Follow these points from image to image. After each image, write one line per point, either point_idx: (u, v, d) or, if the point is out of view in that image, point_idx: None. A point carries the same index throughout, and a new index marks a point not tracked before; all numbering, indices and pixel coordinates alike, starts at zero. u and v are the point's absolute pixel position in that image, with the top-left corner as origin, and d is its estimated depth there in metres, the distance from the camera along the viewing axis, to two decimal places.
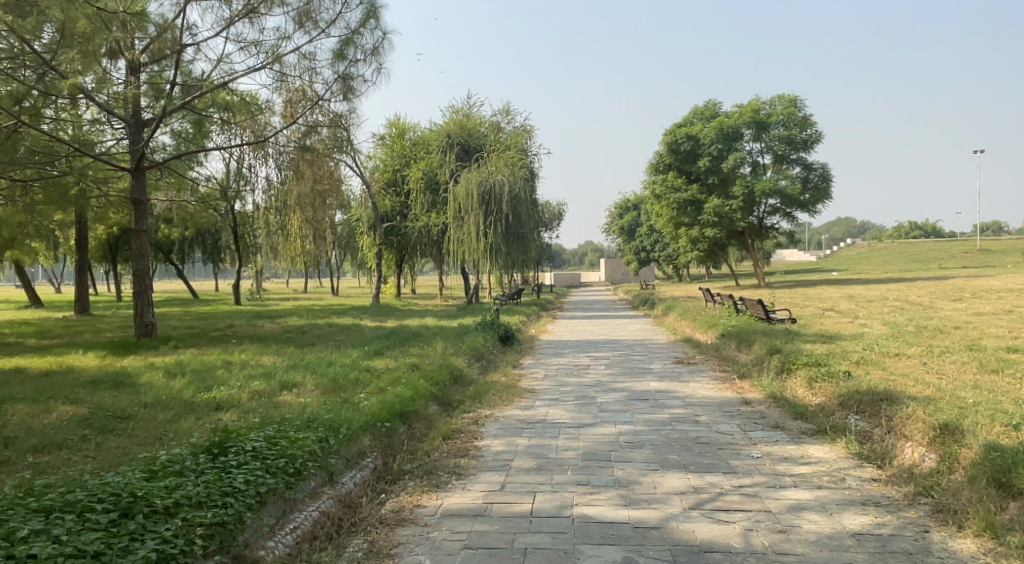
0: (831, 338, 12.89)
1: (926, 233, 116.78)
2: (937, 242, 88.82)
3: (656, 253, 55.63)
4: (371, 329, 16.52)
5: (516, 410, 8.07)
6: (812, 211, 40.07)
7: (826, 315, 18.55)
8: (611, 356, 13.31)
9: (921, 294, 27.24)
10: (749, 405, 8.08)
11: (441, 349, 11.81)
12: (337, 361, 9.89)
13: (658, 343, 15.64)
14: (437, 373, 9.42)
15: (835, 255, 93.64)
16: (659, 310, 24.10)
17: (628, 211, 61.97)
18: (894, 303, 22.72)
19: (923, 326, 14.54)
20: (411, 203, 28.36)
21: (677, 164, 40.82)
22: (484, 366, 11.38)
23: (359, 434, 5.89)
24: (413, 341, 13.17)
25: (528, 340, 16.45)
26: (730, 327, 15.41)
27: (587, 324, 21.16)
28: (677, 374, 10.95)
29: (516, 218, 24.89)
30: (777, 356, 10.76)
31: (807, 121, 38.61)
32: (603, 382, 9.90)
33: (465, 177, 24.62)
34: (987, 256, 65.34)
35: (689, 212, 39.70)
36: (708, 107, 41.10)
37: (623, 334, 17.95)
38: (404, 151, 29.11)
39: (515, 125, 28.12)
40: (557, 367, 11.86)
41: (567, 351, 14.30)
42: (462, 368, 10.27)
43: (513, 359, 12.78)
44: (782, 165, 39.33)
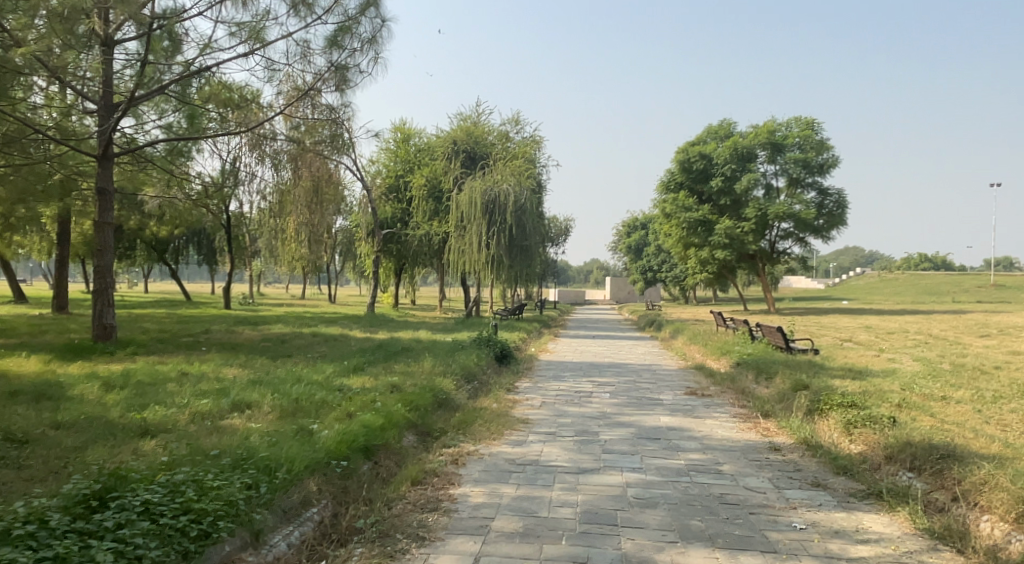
0: (859, 373, 11.73)
1: (937, 265, 115.42)
2: (948, 275, 87.42)
3: (664, 274, 54.39)
4: (358, 340, 15.39)
5: (505, 445, 6.90)
6: (827, 237, 38.89)
7: (846, 346, 17.41)
8: (616, 382, 12.14)
9: (942, 328, 26.04)
10: (779, 454, 6.90)
11: (428, 368, 10.66)
12: (306, 377, 8.72)
13: (666, 369, 14.47)
14: (419, 396, 8.24)
15: (844, 284, 92.33)
16: (667, 332, 22.94)
17: (636, 230, 60.86)
18: (917, 337, 21.52)
19: (957, 365, 13.37)
20: (413, 210, 27.29)
21: (689, 183, 39.67)
22: (476, 389, 10.24)
23: (305, 475, 4.76)
24: (400, 358, 12.01)
25: (526, 360, 15.30)
26: (746, 355, 14.23)
27: (591, 344, 19.99)
28: (690, 406, 9.78)
29: (520, 229, 23.80)
30: (805, 393, 9.58)
31: (824, 145, 37.52)
32: (608, 415, 8.75)
33: (469, 185, 23.58)
34: (1000, 292, 64.04)
35: (700, 233, 38.53)
36: (723, 126, 40.03)
37: (629, 357, 16.78)
38: (408, 157, 28.08)
39: (523, 135, 27.10)
40: (557, 393, 10.70)
41: (568, 375, 13.15)
42: (447, 390, 9.12)
43: (508, 381, 11.62)
44: (797, 188, 38.22)
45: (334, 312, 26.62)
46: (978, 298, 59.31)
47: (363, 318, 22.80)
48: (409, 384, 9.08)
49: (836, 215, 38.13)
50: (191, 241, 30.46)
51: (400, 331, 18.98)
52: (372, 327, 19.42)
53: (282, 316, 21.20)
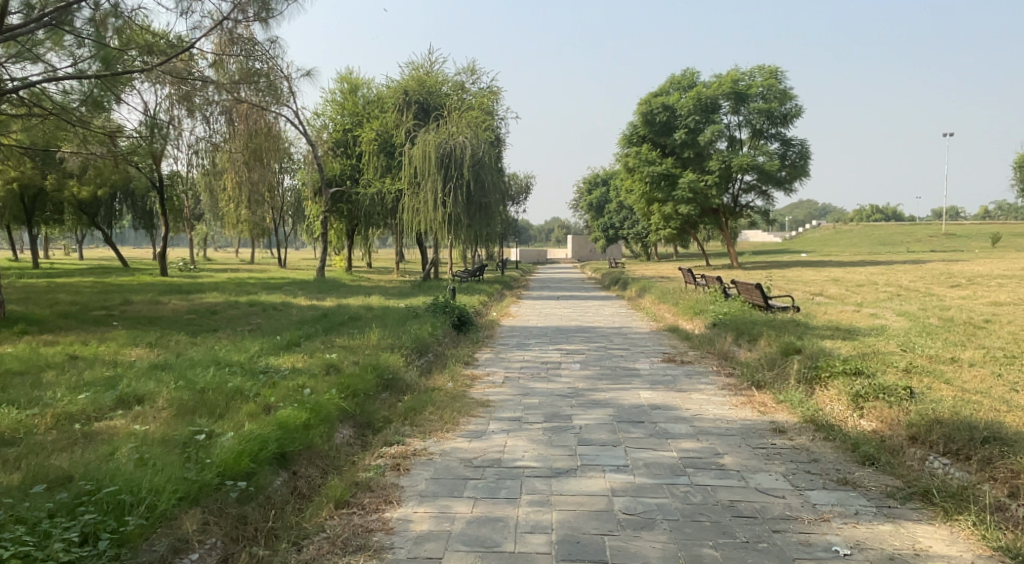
0: (849, 332, 10.76)
1: (888, 216, 117.09)
2: (900, 226, 88.59)
3: (626, 231, 53.52)
4: (301, 309, 13.99)
5: (460, 439, 5.68)
6: (790, 189, 38.19)
7: (822, 302, 16.54)
8: (585, 349, 10.99)
9: (910, 279, 25.57)
10: (786, 438, 5.80)
11: (374, 341, 9.37)
12: (224, 359, 7.35)
13: (638, 332, 13.38)
14: (357, 377, 6.98)
15: (802, 236, 92.81)
16: (633, 291, 21.93)
17: (597, 186, 59.71)
18: (888, 290, 20.90)
19: (946, 320, 12.53)
20: (363, 165, 25.65)
21: (652, 136, 38.43)
22: (428, 364, 8.99)
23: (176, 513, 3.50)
24: (343, 329, 10.68)
25: (487, 326, 14.08)
26: (722, 315, 13.24)
27: (555, 307, 18.83)
28: (672, 378, 8.65)
29: (478, 185, 22.39)
30: (797, 359, 8.54)
31: (788, 94, 36.51)
32: (581, 391, 7.62)
33: (423, 138, 22.05)
34: (953, 241, 64.69)
35: (663, 187, 37.50)
36: (686, 76, 38.73)
37: (597, 320, 15.66)
38: (356, 110, 26.25)
39: (480, 85, 25.49)
40: (521, 366, 9.51)
41: (532, 342, 11.96)
42: (394, 368, 7.85)
43: (467, 353, 10.39)
44: (760, 140, 37.33)
45: (282, 279, 25.03)
46: (932, 247, 59.66)
47: (313, 284, 21.30)
48: (349, 362, 7.79)
49: (799, 167, 37.39)
50: (124, 203, 28.44)
51: (351, 297, 17.61)
52: (320, 294, 18.01)
53: (222, 285, 19.59)
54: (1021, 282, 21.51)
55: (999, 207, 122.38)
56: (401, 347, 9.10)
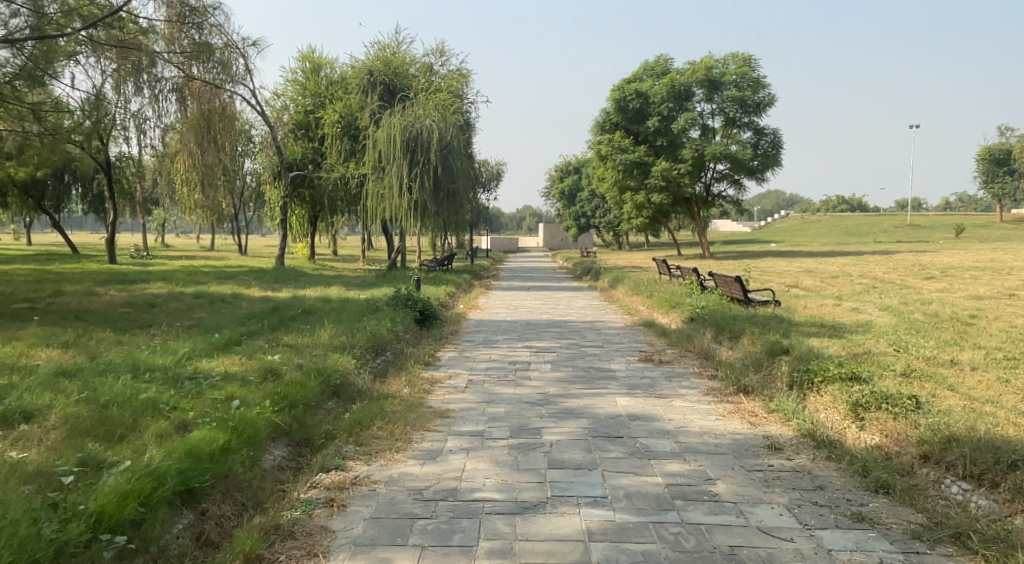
0: (835, 329, 10.14)
1: (854, 207, 118.35)
2: (867, 217, 89.39)
3: (597, 219, 52.93)
4: (251, 302, 13.08)
5: (412, 462, 4.89)
6: (762, 179, 37.79)
7: (801, 294, 15.97)
8: (556, 347, 10.24)
9: (884, 270, 25.22)
10: (785, 457, 5.11)
11: (324, 339, 8.53)
12: (146, 366, 6.50)
13: (612, 327, 12.67)
14: (298, 385, 6.18)
15: (771, 225, 93.14)
16: (606, 282, 21.25)
17: (569, 174, 58.97)
18: (864, 281, 20.46)
19: (932, 314, 11.99)
20: (326, 149, 24.64)
21: (624, 123, 37.74)
22: (383, 366, 8.17)
23: None
24: (293, 326, 9.82)
25: (452, 319, 13.29)
26: (700, 310, 12.59)
27: (525, 298, 18.07)
28: (651, 381, 7.94)
29: (446, 170, 21.52)
30: (786, 360, 7.86)
31: (761, 82, 36.04)
32: (551, 398, 6.88)
33: (387, 120, 21.08)
34: (919, 231, 65.15)
35: (635, 175, 36.87)
36: (660, 63, 38.05)
37: (568, 313, 14.93)
38: (318, 91, 25.16)
39: (448, 67, 24.54)
40: (486, 368, 8.72)
41: (499, 338, 11.18)
42: (343, 372, 7.03)
43: (428, 351, 9.60)
44: (733, 129, 36.86)
45: (239, 267, 24.01)
46: (900, 237, 59.91)
47: (270, 273, 20.34)
48: (292, 366, 6.97)
49: (771, 156, 37.02)
50: (72, 185, 27.17)
51: (309, 287, 16.72)
52: (276, 284, 17.08)
53: (172, 274, 18.59)
54: (997, 274, 21.20)
55: (962, 199, 124.22)
56: (354, 347, 8.28)
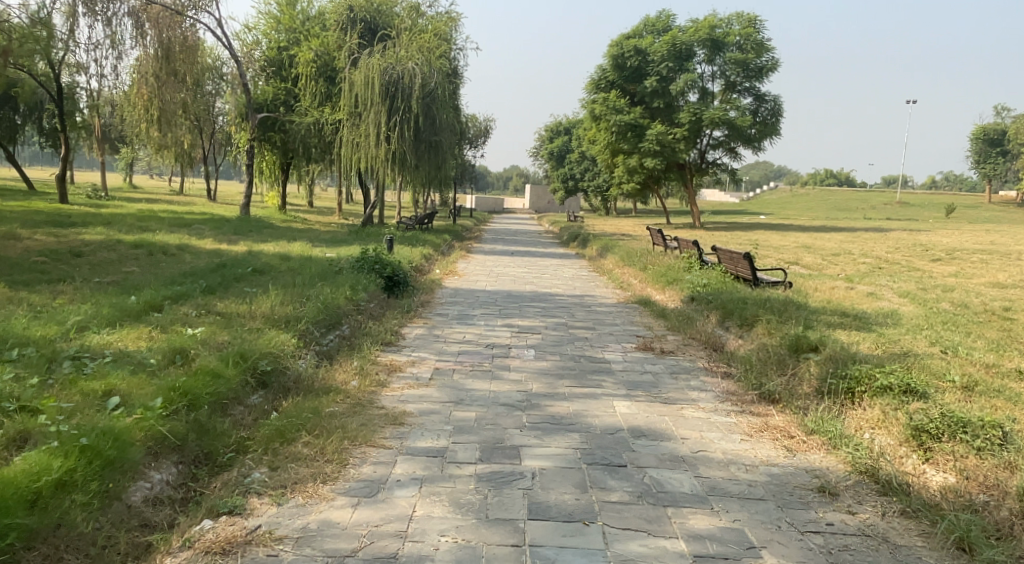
0: (860, 319, 8.83)
1: (842, 183, 117.49)
2: (855, 193, 88.34)
3: (586, 183, 51.50)
4: (196, 259, 11.65)
5: (341, 502, 3.56)
6: (759, 148, 36.32)
7: (807, 274, 14.65)
8: (540, 328, 8.86)
9: (884, 248, 24.07)
10: (846, 511, 3.83)
11: (263, 311, 7.12)
12: (18, 340, 5.11)
13: (603, 303, 11.31)
14: (208, 375, 4.78)
15: (759, 197, 91.98)
16: (595, 250, 19.86)
17: (559, 135, 57.20)
18: (868, 260, 19.28)
19: (960, 305, 10.75)
20: (300, 91, 22.99)
21: (621, 82, 35.99)
22: (330, 351, 6.78)
23: None
24: (232, 290, 8.38)
25: (424, 286, 11.93)
26: (701, 289, 11.33)
27: (507, 264, 16.67)
28: (653, 379, 6.60)
29: (428, 120, 19.91)
30: (815, 360, 6.55)
31: (765, 45, 34.34)
32: (534, 401, 5.58)
33: (366, 61, 19.38)
34: (908, 209, 64.24)
35: (629, 138, 35.29)
36: (661, 19, 36.19)
37: (554, 284, 13.53)
38: (293, 26, 23.36)
39: (437, 9, 22.76)
40: (457, 353, 7.35)
41: (476, 313, 9.78)
42: (277, 357, 5.62)
43: (391, 327, 8.27)
44: (732, 93, 35.22)
45: (202, 214, 22.50)
46: (890, 215, 58.87)
47: (233, 223, 18.93)
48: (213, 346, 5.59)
49: (770, 124, 35.50)
50: (26, 118, 25.38)
51: (269, 242, 15.26)
52: (233, 237, 15.62)
53: (121, 219, 17.17)
54: (1005, 259, 20.09)
55: (949, 179, 123.65)
56: (298, 322, 6.86)
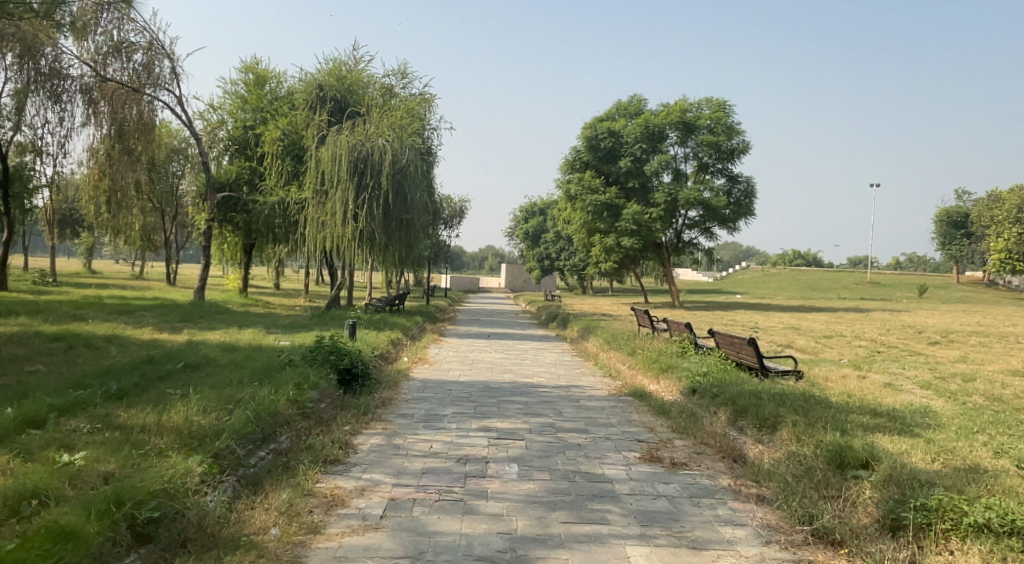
0: (897, 418, 7.53)
1: (811, 262, 118.73)
2: (827, 271, 88.69)
3: (561, 262, 50.78)
4: (124, 354, 10.20)
5: None
6: (735, 228, 35.69)
7: (810, 360, 13.40)
8: (522, 432, 7.44)
9: (875, 329, 23.07)
10: None
11: (172, 429, 5.78)
12: None
13: (592, 396, 9.92)
14: (51, 546, 3.50)
15: (733, 276, 92.04)
16: (575, 332, 18.51)
17: (534, 216, 56.69)
18: (865, 343, 18.15)
19: (994, 397, 9.54)
20: (266, 170, 21.91)
21: (595, 162, 35.51)
22: (248, 482, 5.44)
23: None
24: (147, 398, 7.01)
25: (389, 378, 10.53)
26: (703, 379, 10.03)
27: (482, 349, 15.25)
28: (670, 507, 5.21)
29: (399, 198, 18.80)
30: (870, 479, 5.25)
31: (736, 128, 33.90)
32: (522, 556, 4.19)
33: (333, 138, 18.38)
34: (881, 288, 64.06)
35: (604, 218, 34.55)
36: (633, 103, 36.07)
37: (535, 372, 12.13)
38: (260, 105, 22.41)
39: (410, 89, 22.01)
40: (421, 472, 5.89)
41: (446, 413, 8.33)
42: (166, 499, 4.32)
43: (342, 436, 6.88)
44: (706, 175, 34.76)
45: (154, 299, 21.04)
46: (864, 294, 58.54)
47: (184, 309, 17.52)
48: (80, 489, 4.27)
49: (745, 205, 34.96)
50: None
51: (218, 331, 13.84)
52: (179, 327, 14.17)
53: (59, 309, 15.73)
54: (1007, 342, 19.06)
55: (913, 259, 125.37)
56: (210, 445, 5.55)
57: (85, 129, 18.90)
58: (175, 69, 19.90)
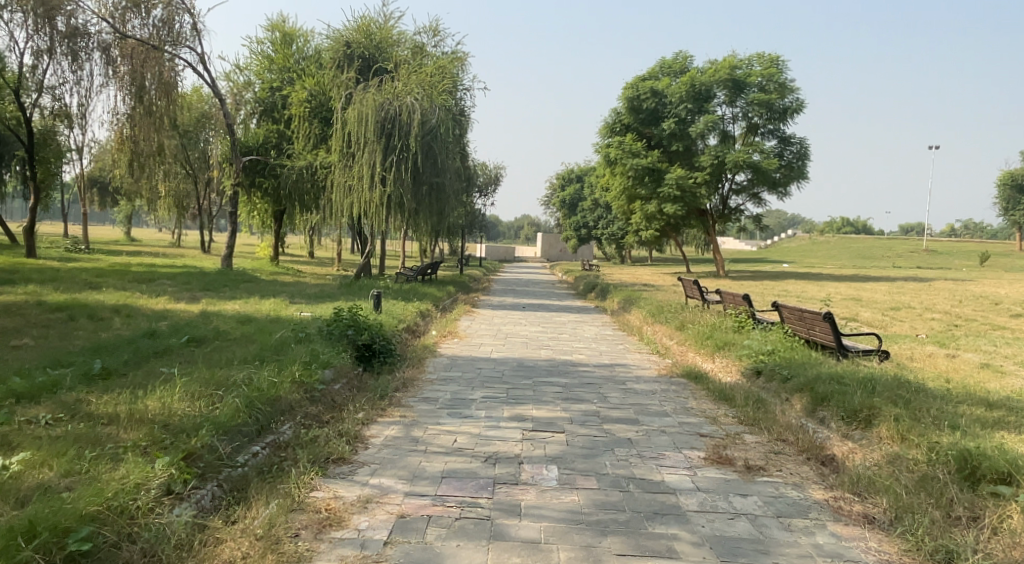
0: (1015, 410, 6.28)
1: (859, 230, 114.98)
2: (877, 240, 85.41)
3: (600, 231, 49.36)
4: (128, 325, 9.35)
5: None
6: (786, 193, 33.83)
7: (883, 336, 12.02)
8: (563, 423, 6.35)
9: (942, 300, 21.37)
10: None
11: (146, 421, 4.84)
12: None
13: (641, 377, 8.79)
14: None
15: (778, 245, 89.24)
16: (616, 303, 17.29)
17: (571, 183, 55.10)
18: (937, 315, 16.60)
19: None
20: (293, 133, 20.94)
21: (637, 125, 33.82)
22: (231, 489, 4.45)
23: None
24: (132, 378, 6.09)
25: (414, 354, 9.52)
26: (767, 359, 8.80)
27: (518, 321, 14.15)
28: (755, 533, 4.10)
29: (429, 161, 17.71)
30: (1022, 500, 4.11)
31: (788, 86, 31.72)
32: None
33: (359, 96, 17.25)
34: (937, 257, 61.14)
35: (647, 183, 32.97)
36: (678, 61, 34.16)
37: (576, 348, 11.02)
38: (286, 65, 21.35)
39: (442, 46, 20.72)
40: (441, 476, 4.84)
41: (475, 397, 7.26)
42: (105, 524, 3.42)
43: (352, 426, 5.88)
44: (755, 136, 32.86)
45: (180, 267, 20.39)
46: (920, 262, 55.90)
47: (209, 278, 16.78)
48: None
49: (797, 168, 32.92)
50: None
51: (238, 301, 13.00)
52: (198, 296, 13.36)
53: (78, 277, 15.12)
54: None
55: (967, 226, 120.31)
56: (183, 444, 4.54)
57: (105, 89, 18.12)
58: (197, 25, 18.90)
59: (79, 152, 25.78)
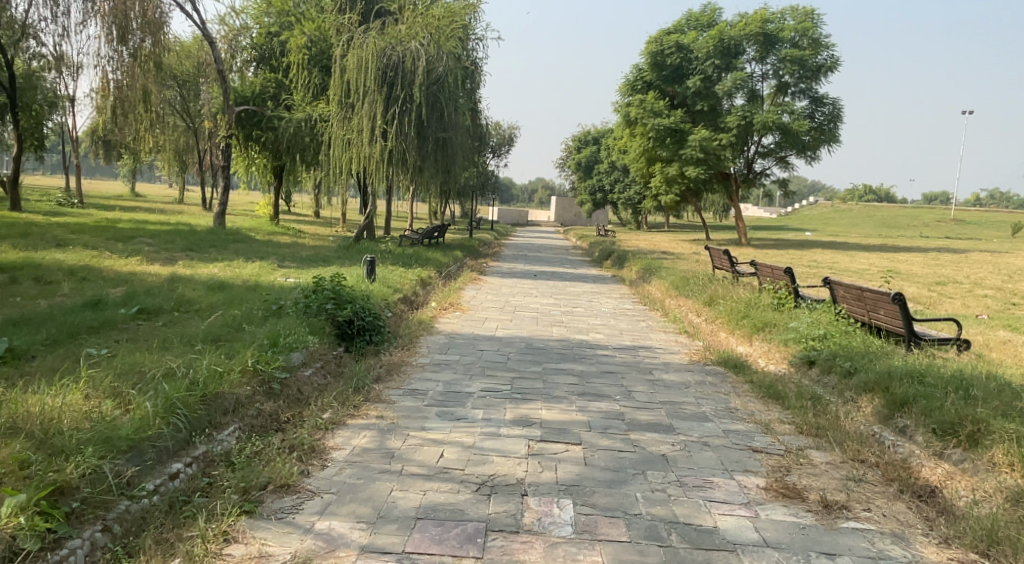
0: None
1: (881, 198, 112.35)
2: (900, 208, 83.11)
3: (616, 194, 47.76)
4: (77, 291, 8.11)
5: None
6: (815, 157, 32.04)
7: (942, 316, 10.59)
8: (580, 431, 5.05)
9: (987, 273, 19.85)
10: None
11: (19, 434, 3.59)
12: None
13: (670, 365, 7.50)
14: None
15: (798, 212, 87.05)
16: (635, 273, 15.90)
17: (588, 145, 53.29)
18: (989, 292, 15.11)
19: None
20: (292, 83, 19.51)
21: (659, 82, 32.00)
22: (122, 535, 3.28)
23: None
24: (36, 365, 4.84)
25: (406, 330, 8.24)
26: (819, 346, 7.44)
27: (528, 291, 12.83)
28: None
29: (435, 114, 16.26)
30: None
31: (823, 42, 29.79)
32: None
33: (360, 39, 15.73)
34: (965, 227, 59.10)
35: (669, 144, 31.24)
36: (706, 14, 32.19)
37: (593, 325, 9.72)
38: (284, 8, 19.81)
39: None
40: (415, 518, 3.58)
41: (473, 391, 5.97)
42: None
43: (307, 434, 4.62)
44: (785, 96, 30.98)
45: (170, 225, 19.15)
46: (948, 233, 53.89)
47: (196, 237, 15.55)
48: None
49: (828, 130, 31.07)
50: None
51: (218, 264, 11.75)
52: (177, 258, 12.13)
53: (53, 232, 13.93)
54: None
55: (993, 195, 117.14)
56: (54, 470, 3.29)
57: (86, 28, 16.73)
58: None
59: (72, 101, 24.50)
